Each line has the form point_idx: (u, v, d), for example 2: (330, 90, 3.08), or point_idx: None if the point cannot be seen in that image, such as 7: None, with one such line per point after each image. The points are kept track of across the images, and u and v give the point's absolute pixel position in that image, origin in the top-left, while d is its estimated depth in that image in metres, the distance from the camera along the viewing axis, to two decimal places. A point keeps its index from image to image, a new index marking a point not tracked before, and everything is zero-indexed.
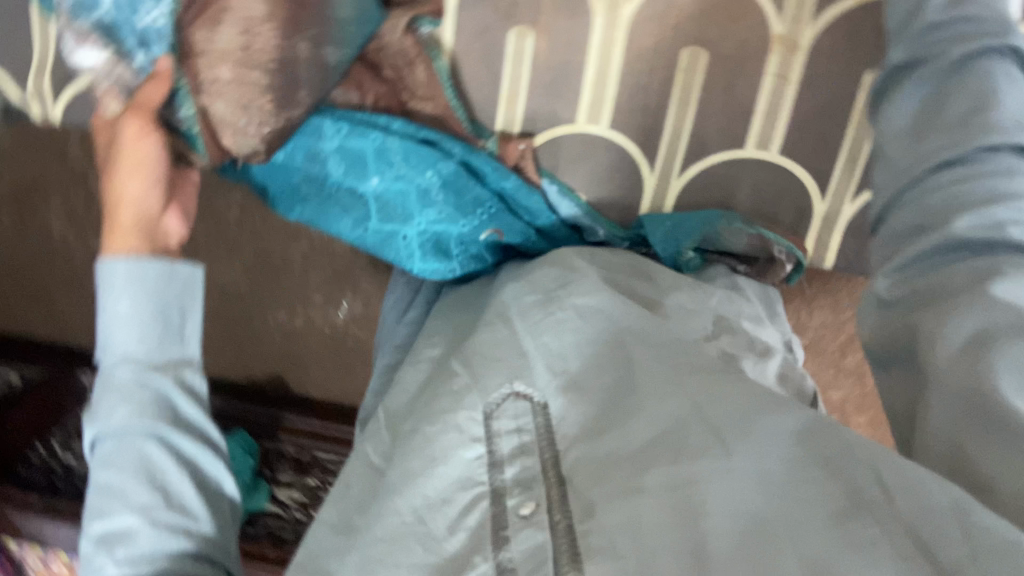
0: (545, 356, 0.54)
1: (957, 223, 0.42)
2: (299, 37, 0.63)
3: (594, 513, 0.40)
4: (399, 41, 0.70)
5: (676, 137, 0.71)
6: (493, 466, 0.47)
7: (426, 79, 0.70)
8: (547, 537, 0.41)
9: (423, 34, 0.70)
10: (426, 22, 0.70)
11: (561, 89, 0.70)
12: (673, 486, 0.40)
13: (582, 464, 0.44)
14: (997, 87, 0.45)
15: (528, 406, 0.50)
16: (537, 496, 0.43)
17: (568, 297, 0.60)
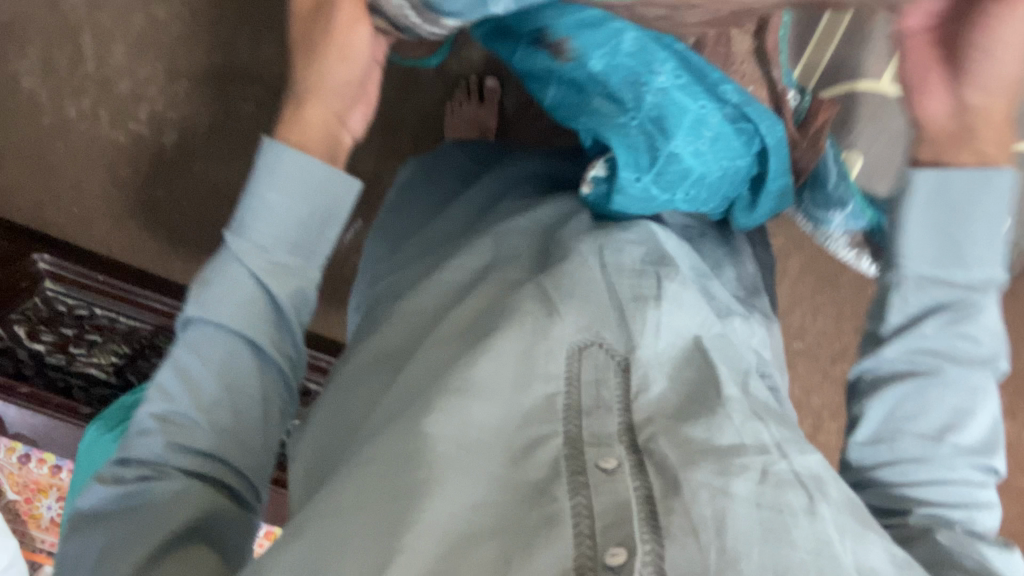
0: (635, 336, 0.57)
1: (878, 470, 0.63)
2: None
3: (682, 491, 0.44)
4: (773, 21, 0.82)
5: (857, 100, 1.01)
6: (576, 422, 0.50)
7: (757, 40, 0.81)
8: (629, 497, 0.44)
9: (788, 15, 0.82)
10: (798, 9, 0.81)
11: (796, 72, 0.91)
12: (699, 427, 0.49)
13: (661, 438, 0.49)
14: (922, 406, 0.62)
15: (608, 360, 0.55)
16: (648, 482, 0.45)
17: (600, 258, 0.65)
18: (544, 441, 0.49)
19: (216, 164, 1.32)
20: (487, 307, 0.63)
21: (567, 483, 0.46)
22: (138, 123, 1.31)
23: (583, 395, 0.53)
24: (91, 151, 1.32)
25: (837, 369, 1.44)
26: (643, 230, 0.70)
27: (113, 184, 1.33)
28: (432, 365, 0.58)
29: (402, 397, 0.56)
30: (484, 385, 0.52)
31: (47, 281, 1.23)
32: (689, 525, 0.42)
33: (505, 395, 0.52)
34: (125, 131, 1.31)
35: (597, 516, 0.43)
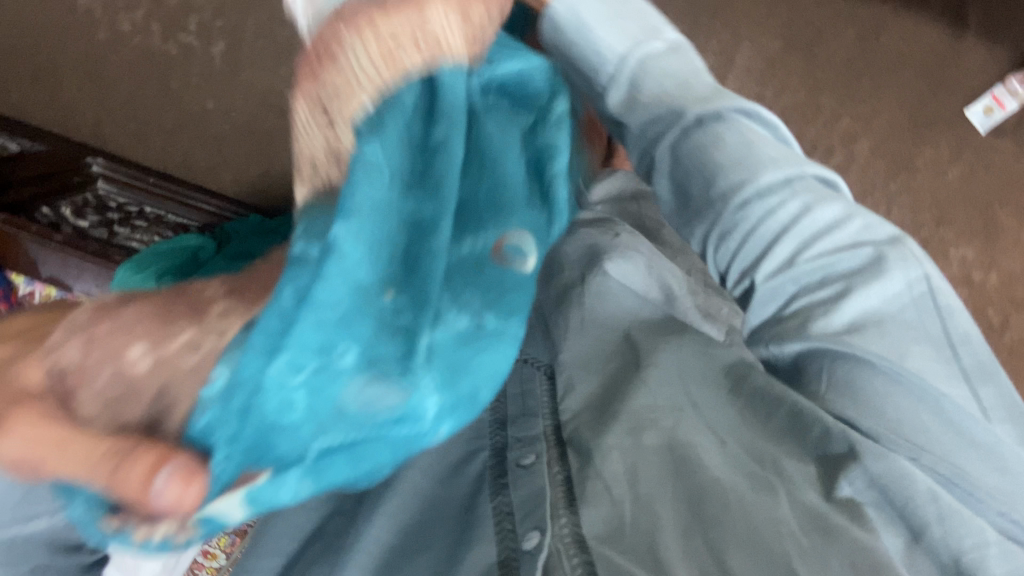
0: (564, 339, 0.53)
1: (793, 342, 0.46)
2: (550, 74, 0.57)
3: (594, 459, 0.46)
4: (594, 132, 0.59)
5: None
6: (502, 428, 0.52)
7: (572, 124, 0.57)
8: (547, 487, 0.46)
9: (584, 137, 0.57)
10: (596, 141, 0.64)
11: None
12: (607, 403, 0.49)
13: (582, 429, 0.49)
14: (801, 299, 0.46)
15: (535, 371, 0.55)
16: (567, 464, 0.47)
17: None
18: (474, 454, 0.52)
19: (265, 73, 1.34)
20: None
21: (491, 487, 0.49)
22: (188, 35, 1.33)
23: (466, 442, 0.53)
24: (144, 64, 1.34)
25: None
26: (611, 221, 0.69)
27: (168, 97, 1.35)
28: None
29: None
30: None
31: (101, 181, 1.24)
32: (603, 488, 0.45)
33: (451, 433, 0.53)
34: (176, 43, 1.33)
35: (516, 511, 0.46)
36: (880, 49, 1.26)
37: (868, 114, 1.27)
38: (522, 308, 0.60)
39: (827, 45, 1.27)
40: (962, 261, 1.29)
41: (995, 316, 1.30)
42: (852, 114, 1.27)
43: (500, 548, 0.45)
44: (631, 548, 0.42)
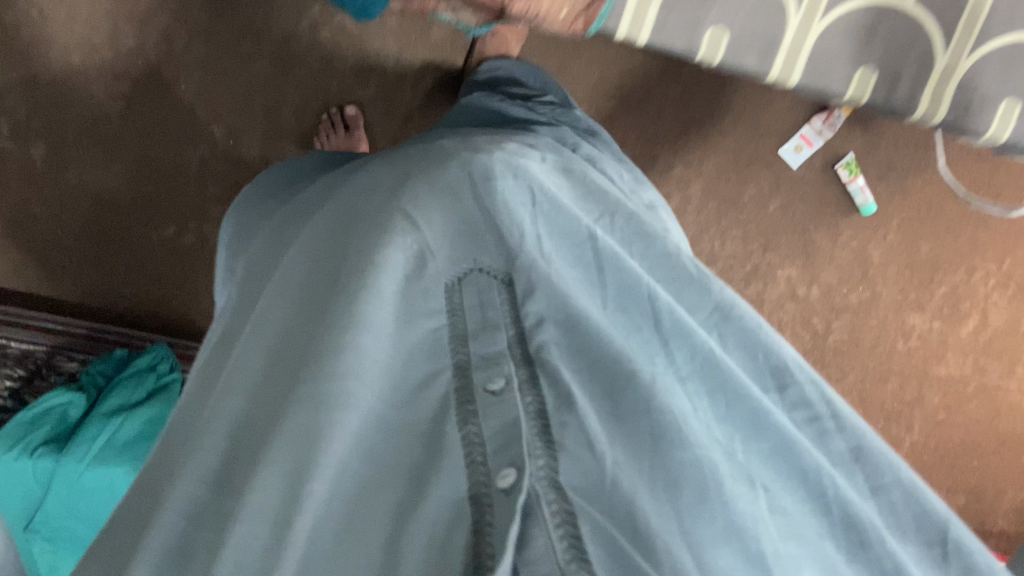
0: (513, 242, 0.65)
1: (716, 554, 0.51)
2: None
3: (578, 412, 0.55)
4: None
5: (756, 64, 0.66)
6: (462, 343, 0.59)
7: None
8: (517, 416, 0.53)
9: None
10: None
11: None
12: (581, 323, 0.61)
13: (554, 354, 0.60)
14: (732, 515, 0.53)
15: (490, 281, 0.65)
16: (539, 394, 0.56)
17: (450, 193, 0.67)
18: (433, 378, 0.57)
19: (98, 169, 1.26)
20: (350, 265, 0.61)
21: (459, 413, 0.54)
22: (2, 140, 1.22)
23: (416, 357, 0.58)
24: None
25: (750, 290, 1.47)
26: (529, 154, 0.75)
27: None
28: (336, 260, 0.62)
29: (281, 298, 0.62)
30: (381, 298, 0.58)
31: None
32: (589, 453, 0.52)
33: (382, 335, 0.56)
34: None
35: (487, 442, 0.51)
36: (698, 104, 1.36)
37: (698, 161, 1.39)
38: (473, 232, 0.67)
39: (656, 101, 1.35)
40: (787, 280, 1.48)
41: (820, 323, 1.51)
42: (680, 166, 1.39)
43: (465, 448, 0.51)
44: (596, 487, 0.51)
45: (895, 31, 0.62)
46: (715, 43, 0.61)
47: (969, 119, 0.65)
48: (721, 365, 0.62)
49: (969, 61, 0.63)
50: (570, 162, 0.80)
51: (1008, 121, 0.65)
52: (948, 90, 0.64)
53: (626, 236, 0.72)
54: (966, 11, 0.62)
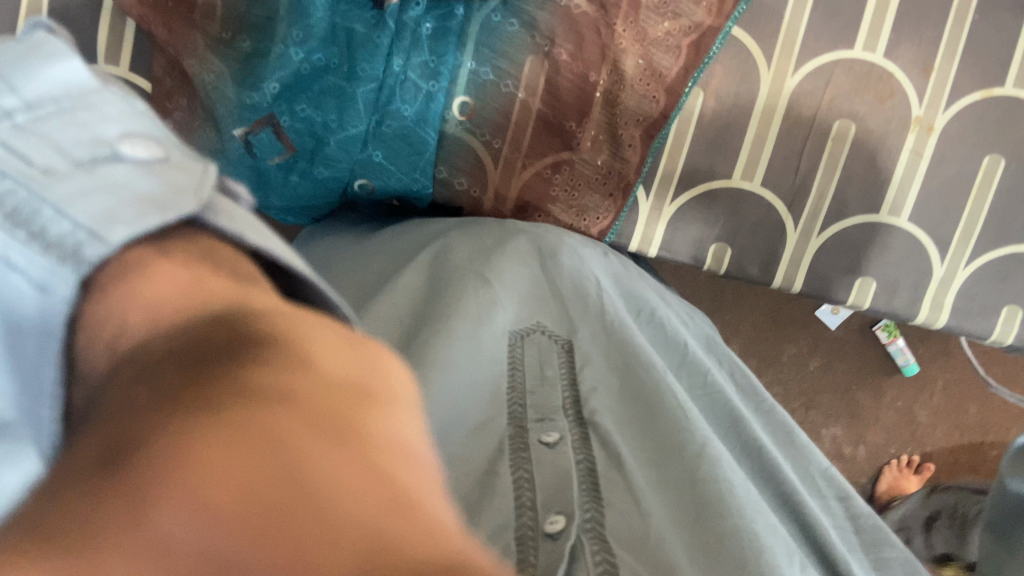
0: (583, 317, 0.52)
1: None
2: (460, 174, 0.65)
3: (625, 467, 0.43)
4: (533, 172, 0.65)
5: (791, 264, 0.69)
6: (521, 397, 0.46)
7: (496, 179, 0.65)
8: (571, 471, 0.42)
9: (566, 183, 0.65)
10: (539, 168, 0.65)
11: (694, 176, 0.67)
12: (643, 398, 0.47)
13: (607, 415, 0.46)
14: None
15: (550, 344, 0.50)
16: (591, 453, 0.44)
17: (497, 240, 0.58)
18: (547, 421, 0.45)
19: None
20: (429, 301, 0.52)
21: (509, 459, 0.42)
22: None
23: (530, 379, 0.48)
24: None
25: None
26: (588, 245, 0.61)
27: None
28: (415, 321, 0.51)
29: (409, 282, 0.55)
30: (457, 338, 0.47)
31: None
32: (628, 496, 0.41)
33: (467, 347, 0.47)
34: None
35: (538, 488, 0.41)
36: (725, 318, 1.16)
37: (735, 318, 1.10)
38: (538, 294, 0.54)
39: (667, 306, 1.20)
40: (833, 440, 1.12)
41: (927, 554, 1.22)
42: None
43: (514, 485, 0.41)
44: (638, 542, 0.39)
45: (896, 246, 0.68)
46: (720, 257, 0.69)
47: (972, 322, 0.69)
48: (788, 429, 0.53)
49: (966, 272, 0.68)
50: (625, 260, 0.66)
51: (1010, 328, 0.68)
52: (948, 299, 0.68)
53: (742, 245, 0.69)
54: (961, 228, 0.67)
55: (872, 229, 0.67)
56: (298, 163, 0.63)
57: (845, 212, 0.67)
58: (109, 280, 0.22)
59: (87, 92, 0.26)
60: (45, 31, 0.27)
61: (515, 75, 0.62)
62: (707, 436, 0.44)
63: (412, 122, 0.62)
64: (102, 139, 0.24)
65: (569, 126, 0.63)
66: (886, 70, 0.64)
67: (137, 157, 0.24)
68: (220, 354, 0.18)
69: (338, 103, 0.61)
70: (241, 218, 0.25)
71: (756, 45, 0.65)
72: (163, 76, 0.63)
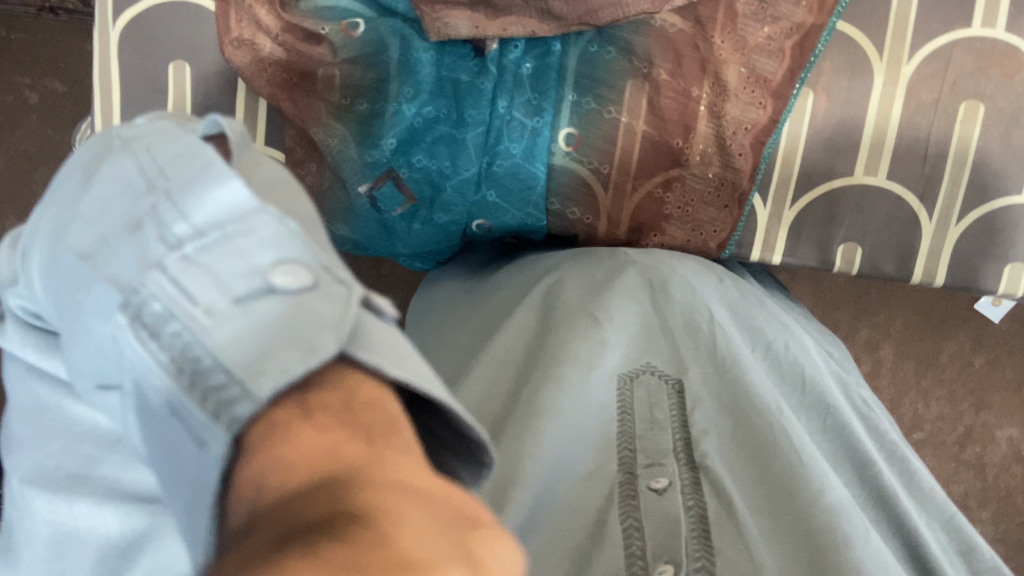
0: (694, 355, 0.52)
1: None
2: (572, 203, 0.66)
3: (738, 514, 0.42)
4: (645, 193, 0.65)
5: (929, 257, 0.66)
6: (632, 441, 0.47)
7: (609, 204, 0.66)
8: (681, 519, 0.42)
9: (680, 201, 0.65)
10: (651, 189, 0.65)
11: (813, 178, 0.65)
12: (758, 442, 0.46)
13: (719, 459, 0.46)
14: None
15: (661, 385, 0.50)
16: (702, 498, 0.44)
17: (605, 277, 0.59)
18: (658, 466, 0.45)
19: None
20: (540, 344, 0.53)
21: (619, 505, 0.43)
22: None
23: (641, 422, 0.48)
24: None
25: (967, 454, 1.00)
26: (702, 273, 0.61)
27: None
28: (528, 364, 0.52)
29: (522, 324, 0.56)
30: (567, 384, 0.48)
31: None
32: (741, 545, 0.41)
33: (578, 394, 0.48)
34: None
35: (648, 537, 0.41)
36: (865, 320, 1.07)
37: (885, 319, 1.03)
38: (649, 331, 0.54)
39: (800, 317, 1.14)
40: (1009, 443, 1.00)
41: None
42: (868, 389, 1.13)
43: (623, 533, 0.41)
44: None
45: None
46: (849, 257, 0.67)
47: None
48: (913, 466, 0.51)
49: None
50: (740, 281, 0.65)
51: None
52: None
53: (874, 243, 0.66)
54: None
55: (1016, 210, 0.63)
56: (419, 211, 0.66)
57: (984, 196, 0.63)
58: (257, 438, 0.24)
59: (247, 213, 0.28)
60: (214, 154, 0.31)
61: (618, 101, 0.63)
62: (824, 484, 0.42)
63: (522, 159, 0.64)
64: (257, 269, 0.27)
65: (676, 143, 0.63)
66: (1011, 44, 0.62)
67: (288, 287, 0.27)
68: (340, 531, 0.20)
69: (451, 150, 0.64)
70: (391, 347, 0.28)
71: (864, 37, 0.63)
72: (295, 146, 0.67)
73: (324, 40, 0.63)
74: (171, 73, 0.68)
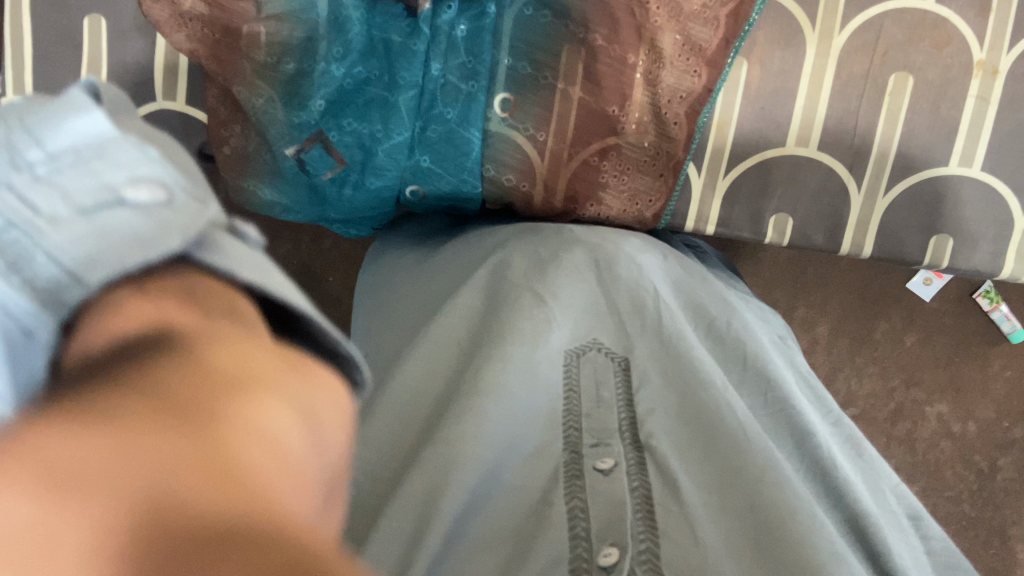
0: (640, 333, 0.52)
1: None
2: (508, 171, 0.65)
3: (680, 490, 0.42)
4: (581, 162, 0.64)
5: (860, 229, 0.66)
6: (577, 421, 0.46)
7: (546, 172, 0.65)
8: (626, 500, 0.42)
9: (616, 169, 0.65)
10: (587, 157, 0.64)
11: (747, 147, 0.65)
12: (701, 419, 0.46)
13: (663, 436, 0.45)
14: None
15: (607, 362, 0.50)
16: (647, 477, 0.43)
17: (554, 253, 0.58)
18: (602, 448, 0.45)
19: None
20: (487, 325, 0.53)
21: (564, 487, 0.43)
22: None
23: (587, 402, 0.47)
24: None
25: (897, 431, 1.02)
26: (647, 250, 0.61)
27: None
28: (476, 344, 0.51)
29: (470, 305, 0.55)
30: (512, 364, 0.47)
31: None
32: (685, 524, 0.41)
33: (527, 377, 0.47)
34: None
35: (594, 518, 0.41)
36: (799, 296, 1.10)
37: (821, 297, 1.04)
38: (596, 309, 0.54)
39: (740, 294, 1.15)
40: (939, 419, 1.02)
41: None
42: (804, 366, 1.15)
43: (568, 515, 0.41)
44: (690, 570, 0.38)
45: (967, 198, 0.65)
46: (781, 228, 0.67)
47: None
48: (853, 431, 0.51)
49: None
50: (685, 257, 0.66)
51: None
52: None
53: (805, 214, 0.67)
54: None
55: (944, 183, 0.64)
56: (350, 176, 0.65)
57: (912, 168, 0.64)
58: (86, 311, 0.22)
59: (103, 138, 0.24)
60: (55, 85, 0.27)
61: (553, 67, 0.62)
62: (768, 458, 0.42)
63: (456, 124, 0.63)
64: (108, 185, 0.23)
65: (612, 111, 0.63)
66: (941, 16, 0.62)
67: (141, 203, 0.23)
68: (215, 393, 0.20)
69: (383, 113, 0.63)
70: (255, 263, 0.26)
71: (798, 6, 0.63)
72: (218, 106, 0.65)
73: None
74: (86, 27, 0.65)
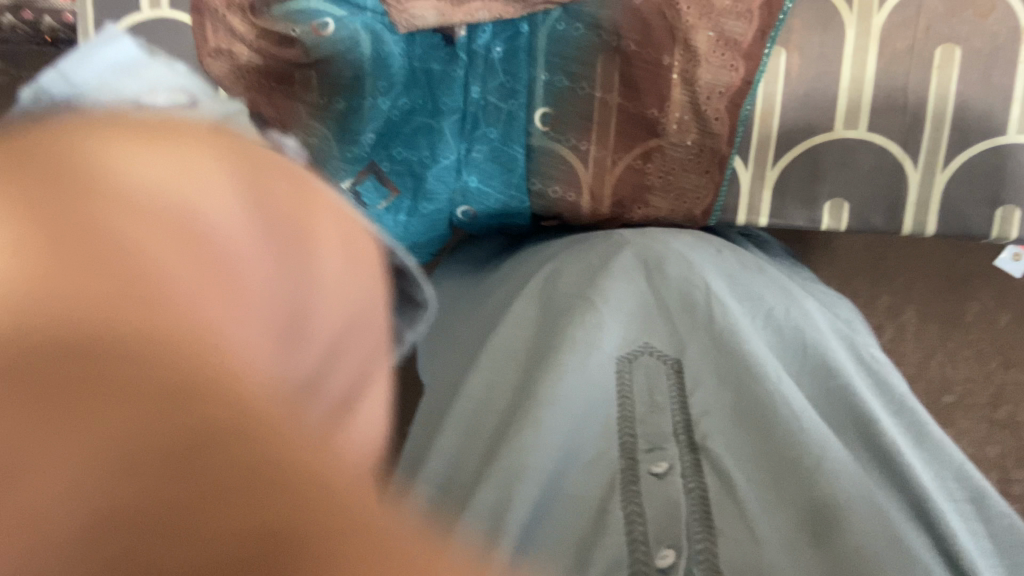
0: (693, 331, 0.49)
1: None
2: (555, 184, 0.66)
3: (737, 487, 0.39)
4: (626, 167, 0.65)
5: (920, 208, 0.65)
6: (631, 424, 0.44)
7: (592, 181, 0.65)
8: (681, 502, 0.39)
9: (661, 171, 0.65)
10: (630, 161, 0.64)
11: (794, 136, 0.65)
12: (757, 414, 0.42)
13: (721, 437, 0.42)
14: None
15: (659, 365, 0.47)
16: (705, 477, 0.41)
17: (601, 260, 0.57)
18: (657, 451, 0.42)
19: None
20: (542, 341, 0.51)
21: (620, 492, 0.40)
22: None
23: (640, 405, 0.45)
24: None
25: None
26: (697, 247, 0.60)
27: None
28: (530, 359, 0.51)
29: (522, 322, 0.54)
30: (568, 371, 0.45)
31: None
32: (743, 525, 0.38)
33: (582, 385, 0.45)
34: None
35: (651, 522, 0.39)
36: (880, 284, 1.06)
37: (904, 283, 1.00)
38: (646, 310, 0.52)
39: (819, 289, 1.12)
40: None
41: None
42: None
43: (624, 522, 0.39)
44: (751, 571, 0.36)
45: None
46: (837, 213, 0.66)
47: None
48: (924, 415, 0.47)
49: None
50: (740, 250, 0.64)
51: None
52: None
53: (862, 197, 0.65)
54: None
55: (1004, 152, 0.62)
56: (404, 203, 0.67)
57: (969, 140, 0.62)
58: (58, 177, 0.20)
59: None
60: None
61: (589, 77, 0.64)
62: (824, 449, 0.39)
63: (500, 141, 0.66)
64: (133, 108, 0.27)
65: (652, 113, 0.63)
66: None
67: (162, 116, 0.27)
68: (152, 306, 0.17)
69: (429, 139, 0.65)
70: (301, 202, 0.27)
71: None
72: None
73: (297, 41, 0.64)
74: None
